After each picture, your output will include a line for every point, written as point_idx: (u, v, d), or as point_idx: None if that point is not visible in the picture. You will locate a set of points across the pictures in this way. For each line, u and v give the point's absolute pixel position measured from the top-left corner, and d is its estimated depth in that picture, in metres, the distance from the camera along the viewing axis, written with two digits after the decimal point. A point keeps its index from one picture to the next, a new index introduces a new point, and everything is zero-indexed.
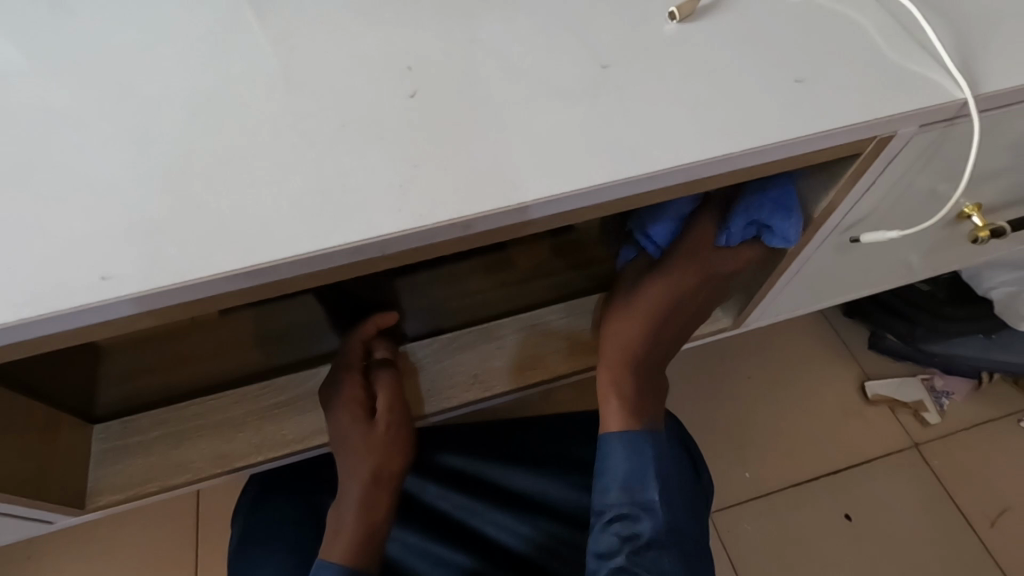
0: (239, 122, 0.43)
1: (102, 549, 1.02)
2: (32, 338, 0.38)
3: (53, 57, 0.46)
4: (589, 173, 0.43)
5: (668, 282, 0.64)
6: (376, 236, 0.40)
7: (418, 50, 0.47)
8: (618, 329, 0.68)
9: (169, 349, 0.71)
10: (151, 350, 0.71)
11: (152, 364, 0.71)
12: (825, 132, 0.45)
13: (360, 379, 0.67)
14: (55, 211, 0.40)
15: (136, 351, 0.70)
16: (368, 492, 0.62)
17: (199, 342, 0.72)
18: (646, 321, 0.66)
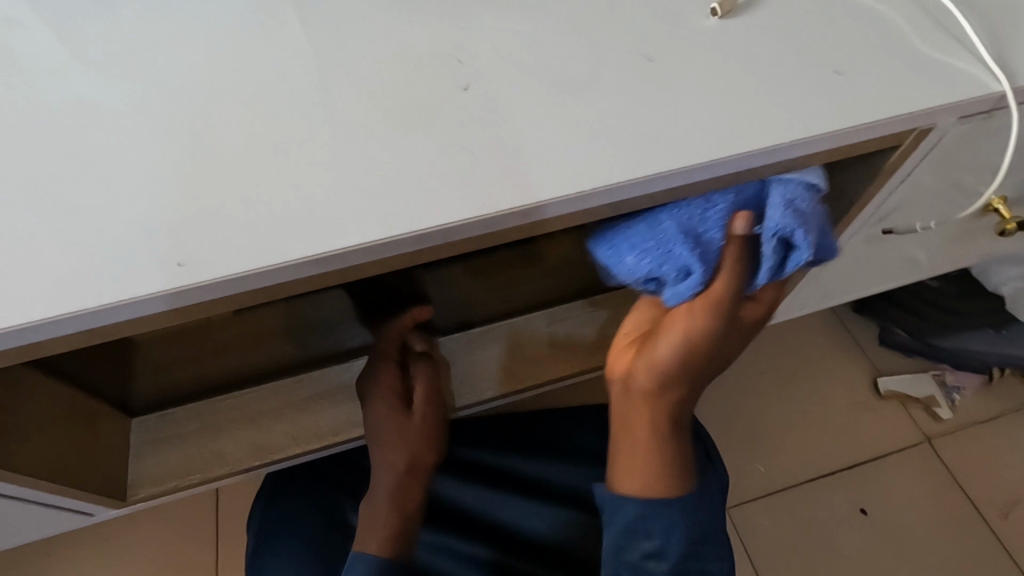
0: (301, 114, 0.44)
1: (122, 549, 1.02)
2: (102, 326, 0.39)
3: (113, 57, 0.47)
4: (643, 163, 0.44)
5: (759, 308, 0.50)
6: (442, 224, 0.41)
7: (464, 45, 0.48)
8: (671, 360, 0.48)
9: (190, 349, 0.67)
10: (170, 349, 0.66)
11: (175, 361, 0.68)
12: (870, 124, 0.46)
13: (397, 369, 0.67)
14: (128, 199, 0.41)
15: (160, 349, 0.66)
16: (401, 484, 0.61)
17: (225, 336, 0.67)
18: (711, 365, 0.50)
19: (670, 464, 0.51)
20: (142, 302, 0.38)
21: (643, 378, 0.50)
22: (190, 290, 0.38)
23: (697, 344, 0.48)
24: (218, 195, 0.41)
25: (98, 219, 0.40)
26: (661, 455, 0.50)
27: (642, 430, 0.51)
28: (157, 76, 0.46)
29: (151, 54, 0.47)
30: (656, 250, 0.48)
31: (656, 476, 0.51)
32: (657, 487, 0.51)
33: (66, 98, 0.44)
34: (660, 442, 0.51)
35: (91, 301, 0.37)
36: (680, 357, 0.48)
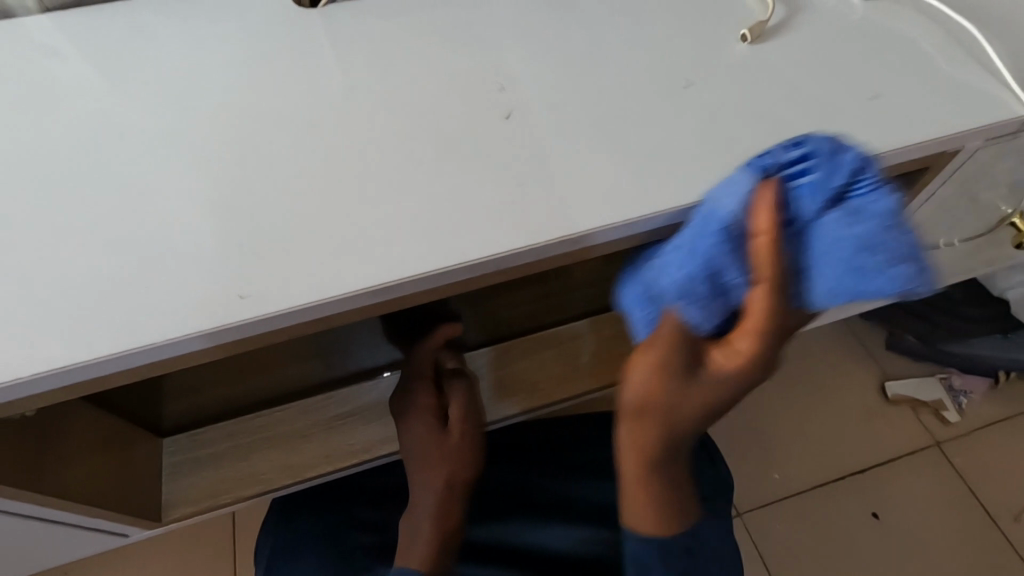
0: (352, 146, 0.46)
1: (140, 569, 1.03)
2: (161, 360, 0.40)
3: (164, 91, 0.48)
4: (686, 189, 0.45)
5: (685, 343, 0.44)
6: (494, 253, 0.42)
7: (504, 74, 0.49)
8: (653, 393, 0.46)
9: (220, 376, 0.67)
10: (200, 378, 0.65)
11: (205, 386, 0.67)
12: (904, 147, 0.47)
13: (432, 390, 0.68)
14: (187, 234, 0.42)
15: (184, 380, 0.65)
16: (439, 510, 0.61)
17: (255, 363, 0.67)
18: (671, 393, 0.45)
19: (668, 500, 0.51)
20: (180, 345, 0.38)
21: (627, 411, 0.48)
22: (227, 331, 0.39)
23: (666, 381, 0.45)
24: (276, 228, 0.42)
25: (158, 255, 0.41)
26: (652, 481, 0.50)
27: (634, 456, 0.49)
28: (207, 113, 0.47)
29: (200, 91, 0.48)
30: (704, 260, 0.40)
31: (658, 511, 0.51)
32: (658, 527, 0.52)
33: (120, 137, 0.46)
34: (654, 466, 0.50)
35: (135, 341, 0.38)
36: (652, 383, 0.45)
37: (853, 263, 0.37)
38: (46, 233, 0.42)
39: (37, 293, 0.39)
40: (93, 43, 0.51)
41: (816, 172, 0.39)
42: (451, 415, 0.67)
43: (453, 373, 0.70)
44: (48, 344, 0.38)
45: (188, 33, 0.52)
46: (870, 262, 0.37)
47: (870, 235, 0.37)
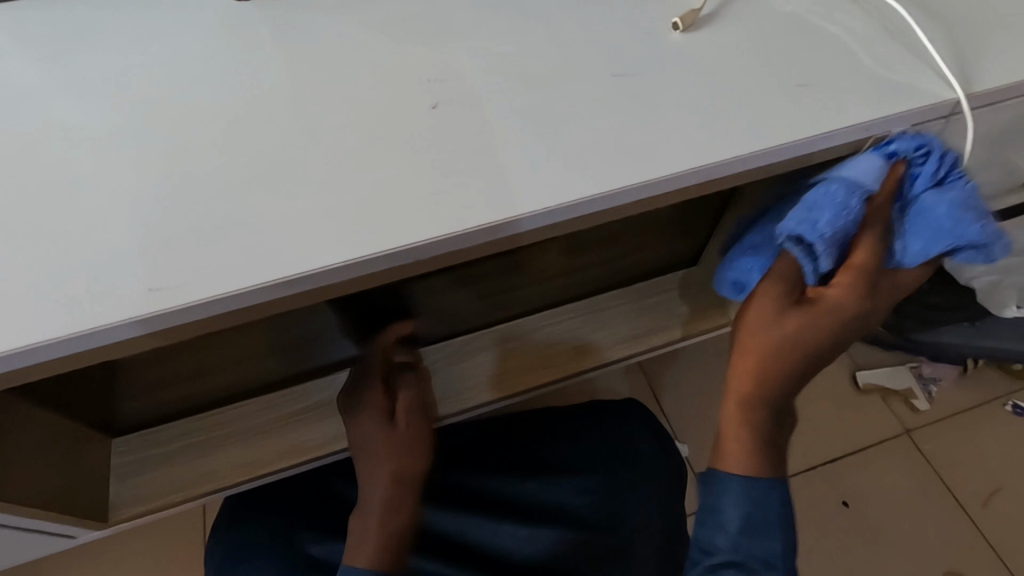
0: (276, 137, 0.45)
1: (106, 567, 1.02)
2: (85, 351, 0.39)
3: (86, 82, 0.48)
4: (610, 177, 0.45)
5: (814, 311, 0.50)
6: (410, 244, 0.42)
7: (436, 65, 0.49)
8: (787, 344, 0.50)
9: (180, 369, 0.66)
10: (164, 367, 0.65)
11: (168, 381, 0.67)
12: (827, 133, 0.48)
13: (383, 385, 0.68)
14: (99, 224, 0.41)
15: (147, 371, 0.65)
16: (786, 406, 0.52)
17: (217, 354, 0.67)
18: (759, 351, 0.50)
19: (761, 441, 0.50)
20: (109, 331, 0.38)
21: (741, 364, 0.51)
22: (163, 317, 0.39)
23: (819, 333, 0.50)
24: (197, 221, 0.42)
25: (85, 246, 0.41)
26: (751, 424, 0.50)
27: (744, 387, 0.51)
28: (138, 105, 0.47)
29: (133, 83, 0.48)
30: (844, 206, 0.47)
31: (750, 450, 0.50)
32: (756, 465, 0.50)
33: (50, 127, 0.45)
34: (763, 415, 0.51)
35: (76, 326, 0.38)
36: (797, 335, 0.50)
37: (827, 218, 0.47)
38: None
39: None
40: (20, 36, 0.50)
41: (929, 162, 0.49)
42: (400, 407, 0.68)
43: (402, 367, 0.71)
44: None
45: (121, 27, 0.51)
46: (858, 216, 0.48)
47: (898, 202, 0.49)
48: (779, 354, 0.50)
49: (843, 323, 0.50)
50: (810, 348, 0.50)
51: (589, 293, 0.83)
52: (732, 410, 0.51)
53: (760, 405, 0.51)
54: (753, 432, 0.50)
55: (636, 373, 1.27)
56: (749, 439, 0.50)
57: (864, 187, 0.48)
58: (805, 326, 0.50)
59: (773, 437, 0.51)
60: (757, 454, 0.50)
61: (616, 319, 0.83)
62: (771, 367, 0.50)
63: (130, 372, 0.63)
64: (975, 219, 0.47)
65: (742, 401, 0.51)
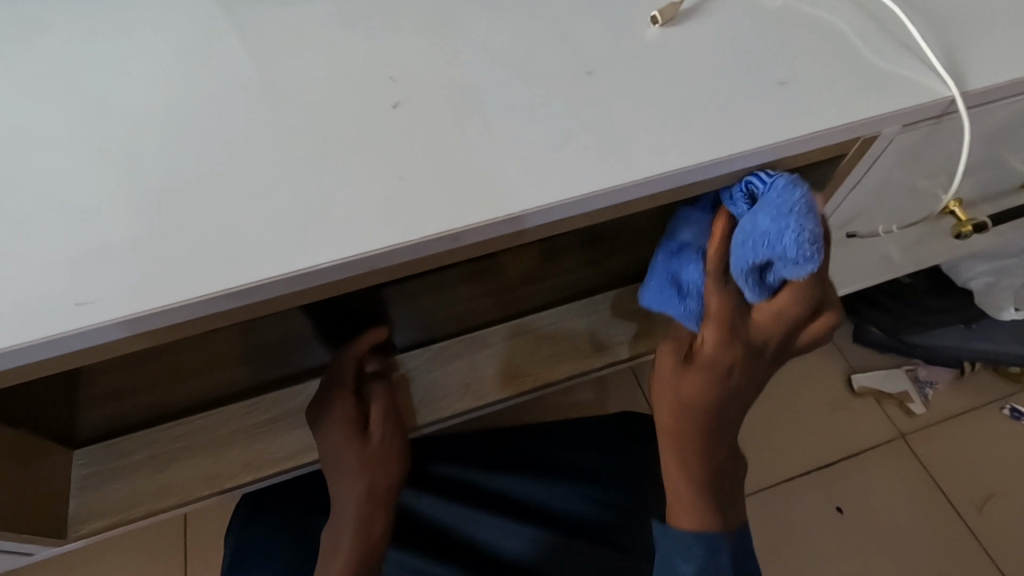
0: (219, 136, 0.42)
1: None
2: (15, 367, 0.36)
3: (11, 72, 0.44)
4: (580, 181, 0.42)
5: (710, 366, 0.51)
6: (366, 252, 0.39)
7: (396, 62, 0.46)
8: (699, 401, 0.53)
9: (149, 372, 0.65)
10: (130, 370, 0.64)
11: (137, 385, 0.66)
12: (814, 133, 0.45)
13: (355, 396, 0.64)
14: (26, 232, 0.38)
15: (113, 371, 0.64)
16: (719, 449, 0.56)
17: (183, 358, 0.65)
18: (680, 407, 0.53)
19: (704, 495, 0.55)
20: (90, 332, 0.35)
21: (666, 421, 0.55)
22: (143, 319, 0.36)
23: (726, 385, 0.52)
24: (133, 226, 0.39)
25: (15, 254, 0.37)
26: (689, 475, 0.55)
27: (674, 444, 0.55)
28: (73, 99, 0.43)
29: (69, 75, 0.44)
30: (669, 263, 0.53)
31: (695, 507, 0.55)
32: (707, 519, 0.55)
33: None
34: (699, 468, 0.55)
35: (28, 335, 0.35)
36: (702, 392, 0.52)
37: (669, 272, 0.53)
38: None
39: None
40: None
41: (740, 203, 0.47)
42: (372, 416, 0.65)
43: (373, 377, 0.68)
44: None
45: (53, 11, 0.47)
46: (689, 260, 0.52)
47: (750, 233, 0.44)
48: (690, 410, 0.53)
49: (722, 382, 0.52)
50: (713, 401, 0.53)
51: (571, 298, 0.81)
52: (672, 467, 0.56)
53: (692, 471, 0.55)
54: (696, 485, 0.55)
55: None
56: (691, 499, 0.55)
57: (690, 244, 0.52)
58: (693, 398, 0.53)
59: (715, 480, 0.55)
60: (702, 509, 0.55)
61: (598, 325, 0.80)
62: (687, 423, 0.54)
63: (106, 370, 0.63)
64: (788, 217, 0.41)
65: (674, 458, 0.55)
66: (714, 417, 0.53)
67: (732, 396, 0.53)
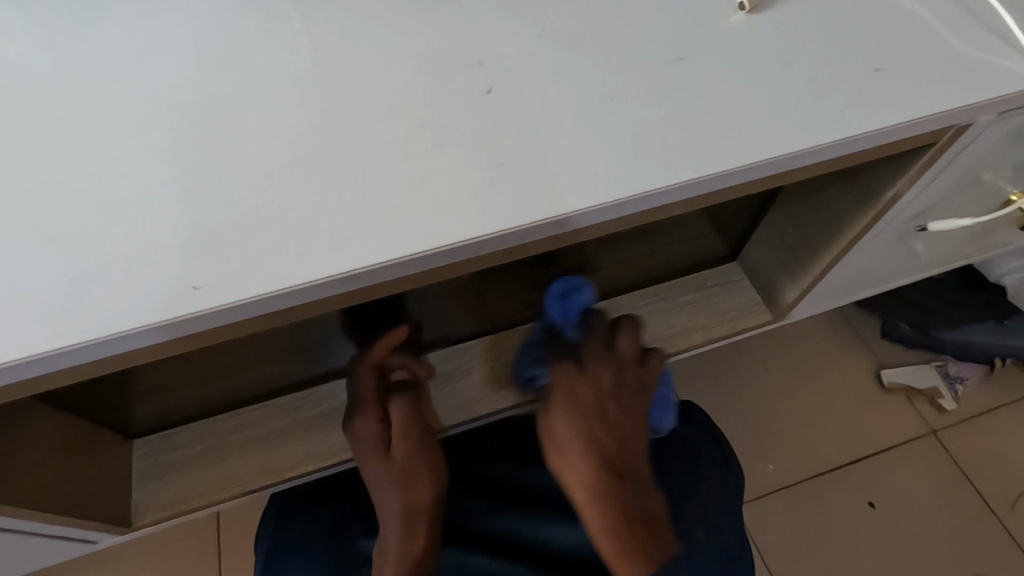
0: (315, 121, 0.41)
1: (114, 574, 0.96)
2: (74, 366, 0.36)
3: (96, 58, 0.43)
4: (679, 166, 0.42)
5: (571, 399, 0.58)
6: (474, 237, 0.39)
7: (490, 45, 0.45)
8: (581, 438, 0.57)
9: (188, 373, 0.61)
10: (168, 374, 0.60)
11: (181, 384, 0.63)
12: (909, 123, 0.45)
13: (377, 413, 0.65)
14: (129, 218, 0.38)
15: (153, 376, 0.60)
16: (631, 493, 0.57)
17: (223, 359, 0.61)
18: (571, 443, 0.57)
19: (628, 535, 0.55)
20: (204, 318, 0.35)
21: (565, 464, 0.58)
22: (254, 303, 0.36)
23: (581, 418, 0.57)
24: (234, 211, 0.38)
25: (89, 248, 0.37)
26: (604, 515, 0.56)
27: (580, 487, 0.57)
28: (151, 87, 0.42)
29: (144, 61, 0.43)
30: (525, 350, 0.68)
31: (620, 547, 0.55)
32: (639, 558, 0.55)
33: (48, 115, 0.41)
34: (611, 508, 0.56)
35: (145, 321, 0.35)
36: (574, 426, 0.57)
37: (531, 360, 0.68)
38: None
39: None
40: (23, 9, 0.45)
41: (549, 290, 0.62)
42: (394, 434, 0.65)
43: (397, 386, 0.66)
44: None
45: None
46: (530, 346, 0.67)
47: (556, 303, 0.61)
48: (580, 438, 0.57)
49: (590, 412, 0.57)
50: (597, 429, 0.57)
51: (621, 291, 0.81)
52: (589, 511, 0.56)
53: (606, 509, 0.56)
54: (611, 524, 0.55)
55: None
56: (613, 537, 0.55)
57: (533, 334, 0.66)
58: (569, 439, 0.57)
59: (635, 522, 0.56)
60: (624, 546, 0.55)
61: (649, 319, 0.79)
62: (583, 461, 0.57)
63: (144, 372, 0.57)
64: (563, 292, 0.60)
65: (587, 498, 0.56)
66: (606, 450, 0.57)
67: (608, 425, 0.58)
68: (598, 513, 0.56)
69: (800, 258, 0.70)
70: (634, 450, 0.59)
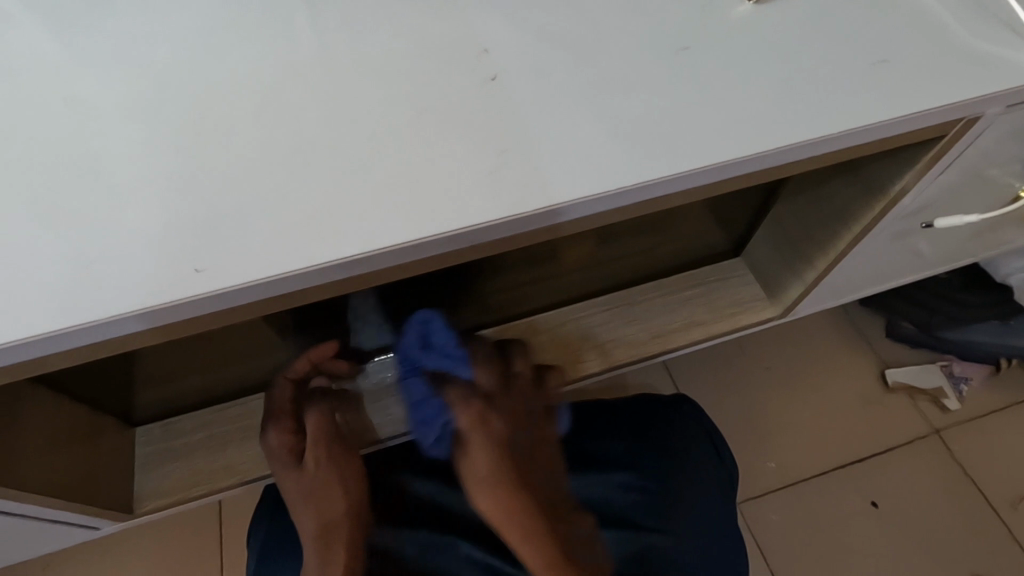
0: (320, 106, 0.41)
1: (114, 563, 0.96)
2: (71, 348, 0.36)
3: (100, 42, 0.43)
4: (684, 155, 0.42)
5: (478, 430, 0.54)
6: (478, 224, 0.39)
7: (495, 32, 0.45)
8: (500, 459, 0.53)
9: (181, 360, 0.61)
10: (162, 361, 0.59)
11: (178, 371, 0.62)
12: (917, 114, 0.44)
13: (290, 423, 0.60)
14: (131, 200, 0.38)
15: (149, 363, 0.59)
16: (545, 510, 0.54)
17: (214, 346, 0.60)
18: (485, 461, 0.53)
19: (550, 550, 0.52)
20: (206, 302, 0.35)
21: (480, 480, 0.54)
22: (254, 288, 0.36)
23: (507, 443, 0.54)
24: (237, 195, 0.38)
25: (89, 232, 0.36)
26: (525, 531, 0.52)
27: (500, 503, 0.53)
28: (156, 71, 0.42)
29: (149, 45, 0.43)
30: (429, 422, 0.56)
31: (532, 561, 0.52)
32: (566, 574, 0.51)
33: (49, 97, 0.40)
34: (528, 527, 0.52)
35: (147, 303, 0.35)
36: (495, 447, 0.53)
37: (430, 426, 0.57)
38: None
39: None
40: None
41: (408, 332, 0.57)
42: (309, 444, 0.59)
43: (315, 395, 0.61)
44: None
45: None
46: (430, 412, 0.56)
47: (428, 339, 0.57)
48: (498, 457, 0.53)
49: (482, 434, 0.53)
50: (502, 452, 0.54)
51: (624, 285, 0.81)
52: (509, 522, 0.53)
53: (524, 524, 0.53)
54: (531, 539, 0.52)
55: (660, 370, 1.30)
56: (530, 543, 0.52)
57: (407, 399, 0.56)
58: (489, 475, 0.53)
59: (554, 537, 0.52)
60: (534, 558, 0.52)
61: (652, 313, 0.79)
62: (494, 479, 0.53)
63: (144, 358, 0.57)
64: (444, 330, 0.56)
65: (497, 513, 0.53)
66: (527, 466, 0.55)
67: (524, 450, 0.55)
68: (523, 534, 0.52)
69: (804, 253, 0.70)
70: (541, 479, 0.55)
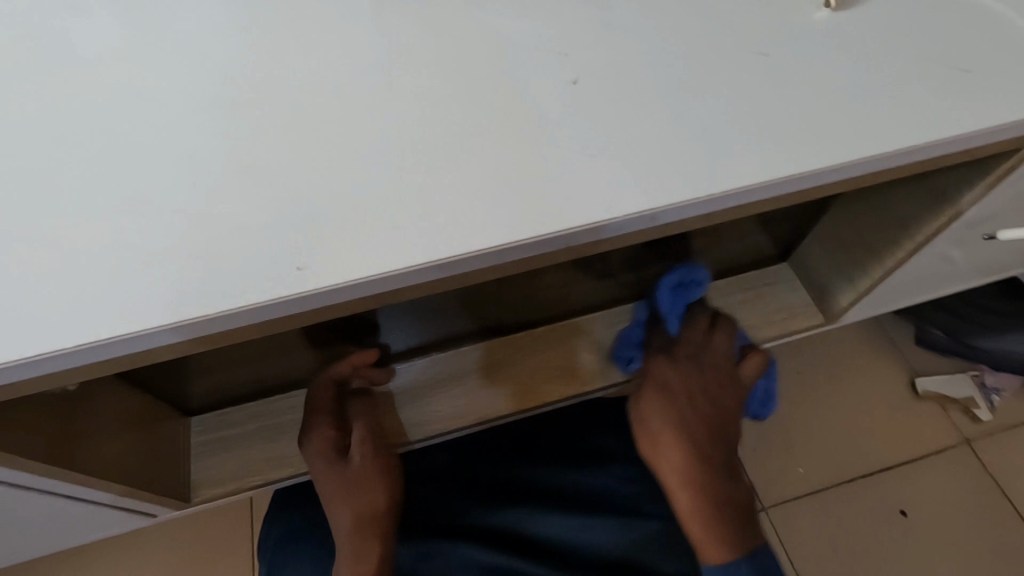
0: (408, 105, 0.42)
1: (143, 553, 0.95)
2: (166, 344, 0.36)
3: (189, 40, 0.44)
4: (769, 161, 0.42)
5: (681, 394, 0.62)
6: (572, 228, 0.39)
7: (576, 34, 0.45)
8: (676, 434, 0.59)
9: (235, 355, 0.61)
10: (217, 356, 0.60)
11: (233, 364, 0.63)
12: (1003, 126, 0.44)
13: (330, 423, 0.64)
14: (228, 198, 0.38)
15: (204, 357, 0.60)
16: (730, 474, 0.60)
17: (265, 344, 0.61)
18: (674, 431, 0.60)
19: (720, 521, 0.55)
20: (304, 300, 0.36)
21: (661, 458, 0.59)
22: (349, 288, 0.37)
23: (678, 413, 0.61)
24: (332, 194, 0.39)
25: (186, 228, 0.37)
26: (703, 502, 0.56)
27: (677, 471, 0.58)
28: (244, 69, 0.43)
29: (236, 43, 0.44)
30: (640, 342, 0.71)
31: (717, 532, 0.55)
32: (720, 538, 0.54)
33: (144, 97, 0.42)
34: (706, 503, 0.56)
35: (248, 300, 0.36)
36: (664, 420, 0.60)
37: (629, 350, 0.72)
38: (79, 194, 0.38)
39: (24, 270, 0.36)
40: None
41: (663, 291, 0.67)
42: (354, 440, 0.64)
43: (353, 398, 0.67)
44: (95, 316, 0.35)
45: None
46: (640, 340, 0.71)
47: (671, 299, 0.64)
48: (682, 427, 0.60)
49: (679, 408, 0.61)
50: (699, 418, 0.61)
51: None
52: (682, 498, 0.57)
53: (693, 498, 0.56)
54: (711, 508, 0.56)
55: None
56: (704, 521, 0.55)
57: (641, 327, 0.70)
58: (665, 433, 0.60)
59: (724, 506, 0.56)
60: (717, 532, 0.55)
61: None
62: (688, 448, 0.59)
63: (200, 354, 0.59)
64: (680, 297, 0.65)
65: (681, 485, 0.57)
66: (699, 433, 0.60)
67: (714, 418, 0.62)
68: (693, 494, 0.56)
69: (863, 261, 0.69)
70: (724, 447, 0.61)
